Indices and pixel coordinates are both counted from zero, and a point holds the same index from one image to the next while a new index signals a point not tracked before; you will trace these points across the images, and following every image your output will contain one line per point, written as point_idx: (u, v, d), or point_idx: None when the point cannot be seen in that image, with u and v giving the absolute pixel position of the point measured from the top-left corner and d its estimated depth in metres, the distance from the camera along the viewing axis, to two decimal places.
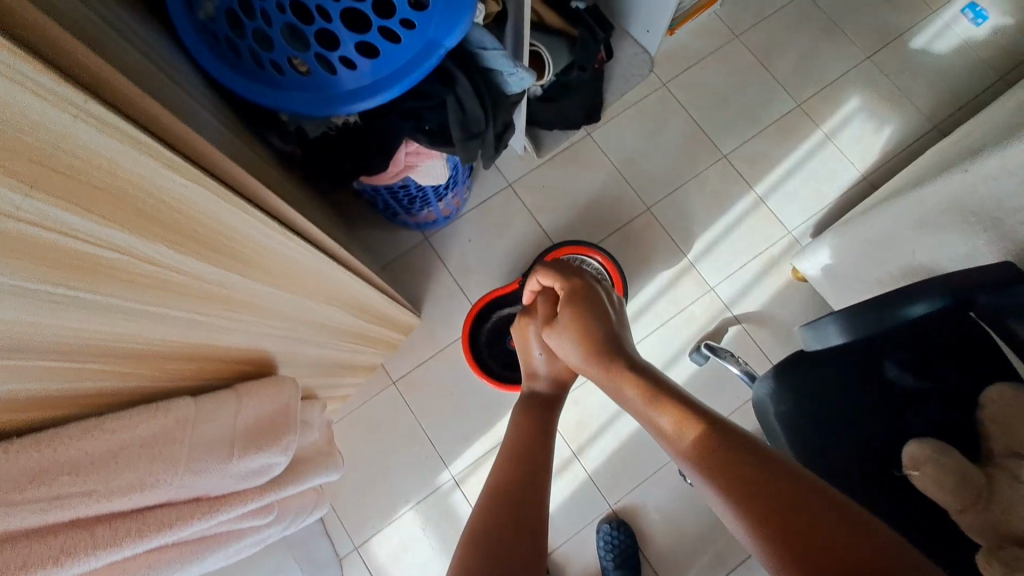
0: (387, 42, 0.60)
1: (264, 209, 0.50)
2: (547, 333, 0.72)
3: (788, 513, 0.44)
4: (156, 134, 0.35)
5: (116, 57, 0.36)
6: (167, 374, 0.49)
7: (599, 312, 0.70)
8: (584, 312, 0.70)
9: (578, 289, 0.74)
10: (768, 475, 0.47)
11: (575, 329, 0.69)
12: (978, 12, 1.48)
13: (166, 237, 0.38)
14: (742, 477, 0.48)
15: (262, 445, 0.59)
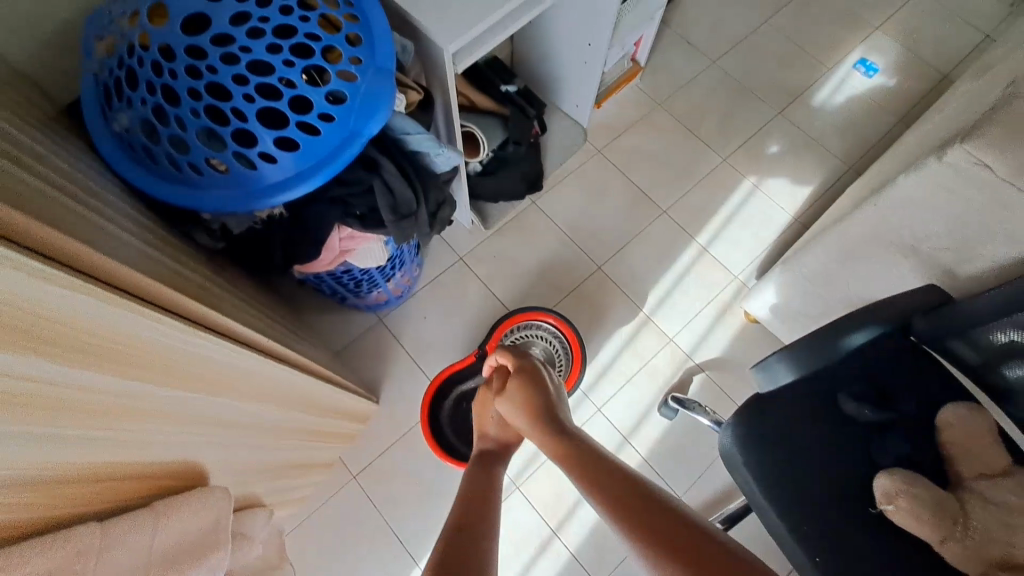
0: (307, 135, 0.62)
1: (158, 305, 0.49)
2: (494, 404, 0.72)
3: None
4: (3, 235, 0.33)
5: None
6: (65, 500, 0.44)
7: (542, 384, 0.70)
8: (527, 382, 0.70)
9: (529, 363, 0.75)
10: (694, 541, 0.47)
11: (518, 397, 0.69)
12: (866, 67, 1.66)
13: (43, 351, 0.36)
14: (669, 541, 0.47)
15: (185, 568, 0.53)
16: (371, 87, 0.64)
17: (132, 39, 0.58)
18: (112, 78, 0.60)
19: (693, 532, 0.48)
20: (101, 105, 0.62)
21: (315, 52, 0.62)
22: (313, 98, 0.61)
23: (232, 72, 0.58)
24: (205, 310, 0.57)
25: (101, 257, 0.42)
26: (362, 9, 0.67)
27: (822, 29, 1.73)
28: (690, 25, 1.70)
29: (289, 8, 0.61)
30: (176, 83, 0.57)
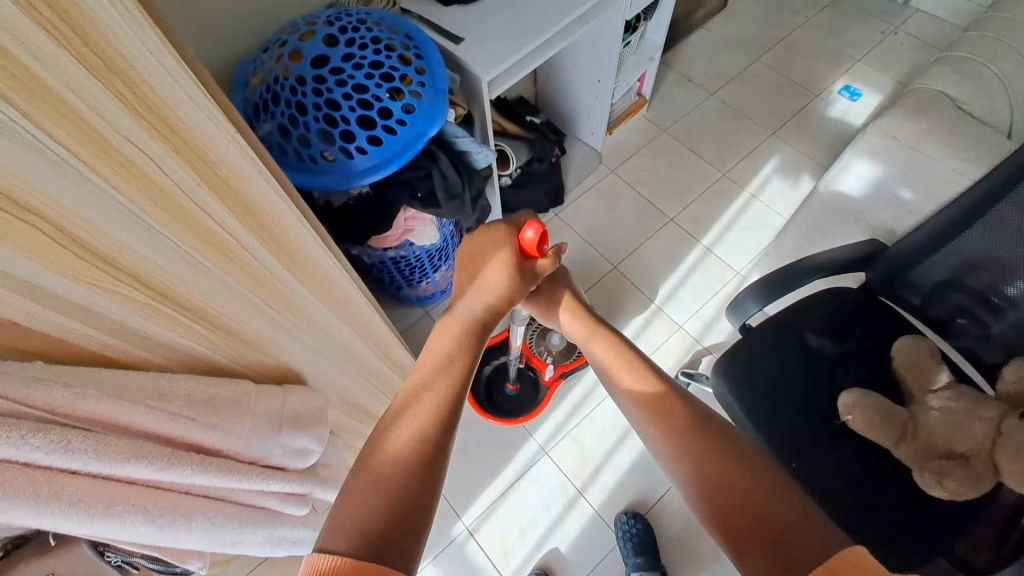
0: (389, 135, 0.88)
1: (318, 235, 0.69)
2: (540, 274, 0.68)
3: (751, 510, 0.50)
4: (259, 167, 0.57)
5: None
6: (237, 355, 0.67)
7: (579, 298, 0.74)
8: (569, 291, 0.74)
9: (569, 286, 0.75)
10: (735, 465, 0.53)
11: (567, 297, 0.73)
12: (850, 93, 1.87)
13: (262, 238, 0.58)
14: (720, 475, 0.53)
15: (302, 429, 0.74)
16: (433, 102, 0.90)
17: (277, 73, 0.85)
18: (261, 99, 0.88)
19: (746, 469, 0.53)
20: (250, 118, 0.90)
21: (396, 78, 0.88)
22: (394, 109, 0.87)
23: (342, 92, 0.85)
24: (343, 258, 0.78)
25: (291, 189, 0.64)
26: (426, 50, 0.94)
27: (808, 64, 1.97)
28: (690, 65, 1.97)
29: (379, 50, 0.88)
30: (306, 100, 0.84)
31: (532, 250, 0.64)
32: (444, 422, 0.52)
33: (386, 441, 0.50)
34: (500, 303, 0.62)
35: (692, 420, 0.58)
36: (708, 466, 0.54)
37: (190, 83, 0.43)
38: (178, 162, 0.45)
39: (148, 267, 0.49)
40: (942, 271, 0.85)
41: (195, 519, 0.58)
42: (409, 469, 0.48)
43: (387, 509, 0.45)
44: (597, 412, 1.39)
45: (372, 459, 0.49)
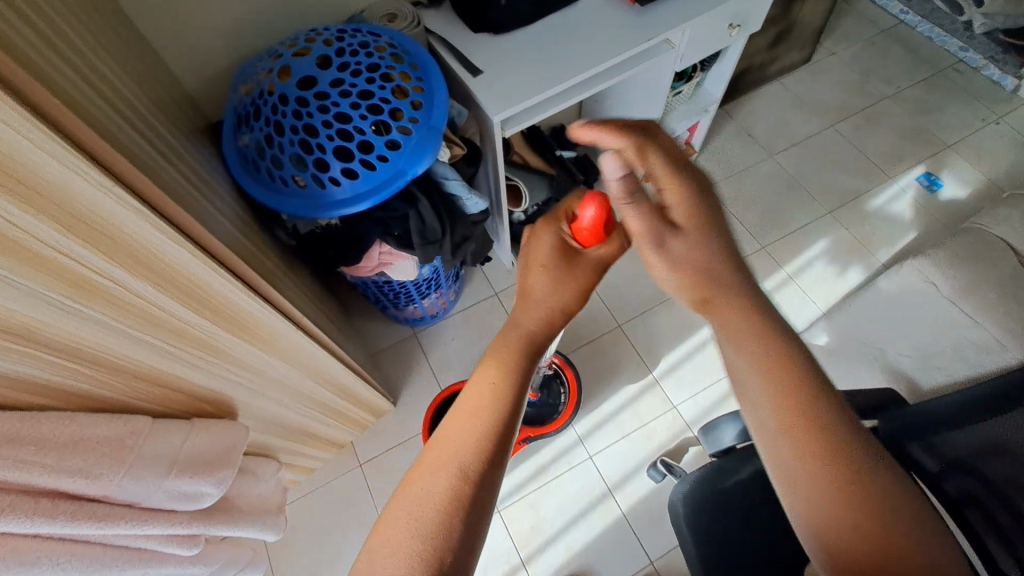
0: (366, 169, 0.82)
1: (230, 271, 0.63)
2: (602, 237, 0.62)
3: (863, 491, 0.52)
4: (161, 208, 0.51)
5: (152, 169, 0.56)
6: (136, 392, 0.63)
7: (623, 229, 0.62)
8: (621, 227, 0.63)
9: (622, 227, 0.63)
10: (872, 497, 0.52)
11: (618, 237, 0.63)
12: (929, 181, 1.67)
13: (152, 280, 0.53)
14: (841, 480, 0.52)
15: (198, 474, 0.69)
16: (422, 141, 0.83)
17: (263, 87, 0.82)
18: (245, 110, 0.84)
19: (880, 463, 0.54)
20: (234, 128, 0.87)
21: (385, 111, 0.82)
22: (376, 143, 0.81)
23: (323, 118, 0.80)
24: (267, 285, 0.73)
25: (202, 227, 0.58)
26: (429, 84, 0.88)
27: (888, 141, 1.77)
28: (753, 120, 1.81)
29: (373, 79, 0.83)
30: (284, 120, 0.80)
31: (593, 232, 0.60)
32: (486, 464, 0.54)
33: (436, 458, 0.54)
34: (550, 317, 0.61)
35: (821, 433, 0.53)
36: (847, 518, 0.51)
37: (46, 140, 0.38)
38: (36, 217, 0.41)
39: (6, 315, 0.45)
40: (966, 451, 0.70)
41: (43, 569, 0.55)
42: (457, 506, 0.51)
43: (436, 550, 0.49)
44: (562, 480, 1.30)
45: (419, 488, 0.52)
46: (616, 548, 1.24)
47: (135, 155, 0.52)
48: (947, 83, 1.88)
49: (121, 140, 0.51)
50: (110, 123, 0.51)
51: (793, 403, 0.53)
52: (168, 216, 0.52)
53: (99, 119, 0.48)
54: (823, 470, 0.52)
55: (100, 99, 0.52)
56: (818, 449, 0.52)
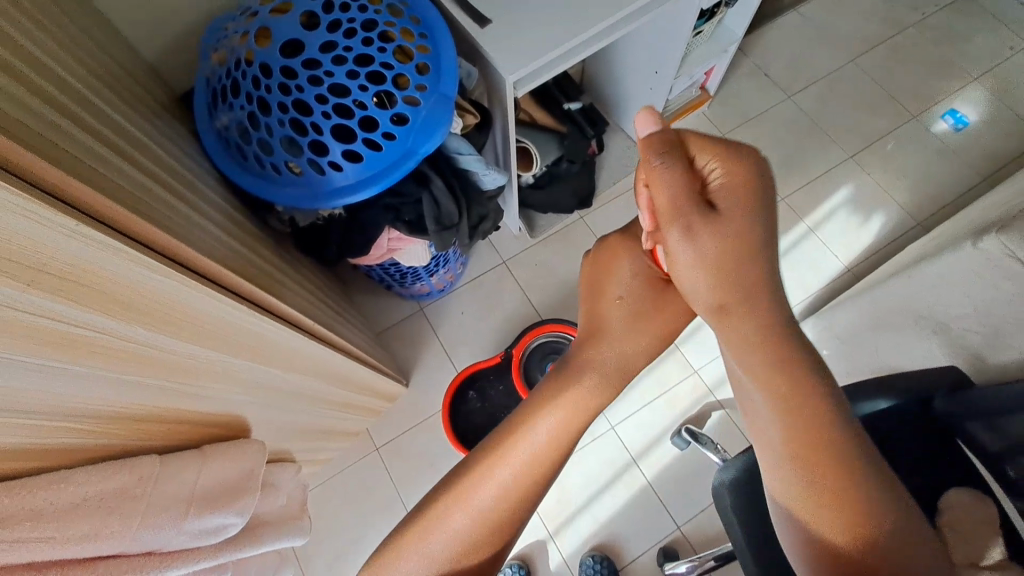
0: (371, 150, 0.71)
1: (220, 289, 0.56)
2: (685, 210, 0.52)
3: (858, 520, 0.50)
4: (82, 206, 0.39)
5: (111, 179, 0.44)
6: (139, 433, 0.55)
7: (741, 210, 0.53)
8: (730, 194, 0.53)
9: (736, 187, 0.53)
10: (834, 450, 0.51)
11: (717, 222, 0.52)
12: (954, 119, 1.58)
13: (142, 321, 0.47)
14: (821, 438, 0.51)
15: (217, 507, 0.63)
16: (433, 112, 0.72)
17: (239, 56, 0.69)
18: (220, 85, 0.72)
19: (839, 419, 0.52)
20: (209, 106, 0.74)
21: (388, 80, 0.70)
22: (380, 118, 0.70)
23: (316, 92, 0.67)
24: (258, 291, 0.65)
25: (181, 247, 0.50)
26: (435, 42, 0.75)
27: (912, 74, 1.65)
28: (770, 57, 1.67)
29: (370, 40, 0.70)
30: (269, 96, 0.68)
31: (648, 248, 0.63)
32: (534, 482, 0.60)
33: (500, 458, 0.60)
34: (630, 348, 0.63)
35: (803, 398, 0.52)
36: (809, 467, 0.51)
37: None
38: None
39: None
40: None
41: None
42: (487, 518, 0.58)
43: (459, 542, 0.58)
44: (585, 452, 1.28)
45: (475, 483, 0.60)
46: (642, 516, 1.24)
47: (82, 165, 0.41)
48: (974, 8, 1.75)
49: (62, 145, 0.40)
50: (48, 125, 0.39)
51: (783, 383, 0.53)
52: (96, 215, 0.41)
53: (20, 114, 0.36)
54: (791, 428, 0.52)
55: (31, 93, 0.40)
56: (798, 414, 0.52)
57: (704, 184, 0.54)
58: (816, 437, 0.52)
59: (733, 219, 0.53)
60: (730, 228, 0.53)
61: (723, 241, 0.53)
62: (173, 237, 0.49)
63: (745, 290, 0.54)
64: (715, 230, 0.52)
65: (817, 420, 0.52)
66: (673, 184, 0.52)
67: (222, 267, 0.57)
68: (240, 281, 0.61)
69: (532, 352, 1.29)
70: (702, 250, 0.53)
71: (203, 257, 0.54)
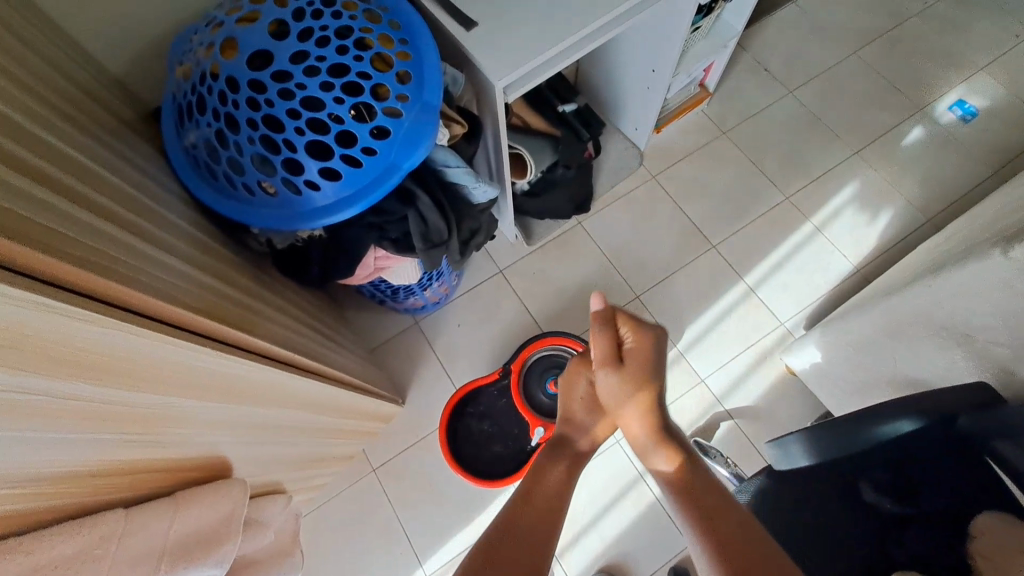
0: (349, 167, 0.65)
1: (178, 328, 0.51)
2: (603, 369, 0.71)
3: (753, 569, 0.49)
4: (12, 266, 0.34)
5: (44, 219, 0.39)
6: (100, 488, 0.50)
7: (644, 369, 0.70)
8: (636, 357, 0.70)
9: (644, 351, 0.70)
10: (736, 520, 0.54)
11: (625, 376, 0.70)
12: (963, 110, 1.52)
13: (82, 375, 0.41)
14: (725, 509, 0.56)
15: (194, 560, 0.58)
16: (416, 124, 0.67)
17: (204, 69, 0.64)
18: (186, 101, 0.67)
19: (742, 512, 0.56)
20: (176, 123, 0.69)
21: (366, 90, 0.65)
22: (358, 133, 0.65)
23: (287, 107, 0.62)
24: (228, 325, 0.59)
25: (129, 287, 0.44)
26: (416, 48, 0.70)
27: (917, 65, 1.60)
28: (770, 51, 1.62)
29: (345, 48, 0.65)
30: (237, 112, 0.62)
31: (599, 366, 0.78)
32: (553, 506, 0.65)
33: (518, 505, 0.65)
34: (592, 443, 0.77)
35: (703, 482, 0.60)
36: (706, 524, 0.55)
37: None
38: None
39: None
40: None
41: None
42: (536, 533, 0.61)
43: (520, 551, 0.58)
44: (589, 469, 1.23)
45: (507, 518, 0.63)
46: (650, 534, 1.19)
47: (15, 212, 0.36)
48: None
49: None
50: None
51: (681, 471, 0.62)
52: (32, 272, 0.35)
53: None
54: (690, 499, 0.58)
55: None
56: (698, 489, 0.59)
57: (621, 345, 0.72)
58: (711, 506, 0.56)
59: (641, 361, 0.70)
60: (635, 375, 0.69)
61: (630, 392, 0.69)
62: (127, 280, 0.44)
63: (651, 416, 0.68)
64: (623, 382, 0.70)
65: (715, 500, 0.57)
66: (598, 349, 0.71)
67: (187, 304, 0.53)
68: (210, 318, 0.56)
69: (532, 366, 1.23)
70: (613, 396, 0.71)
71: (158, 294, 0.48)
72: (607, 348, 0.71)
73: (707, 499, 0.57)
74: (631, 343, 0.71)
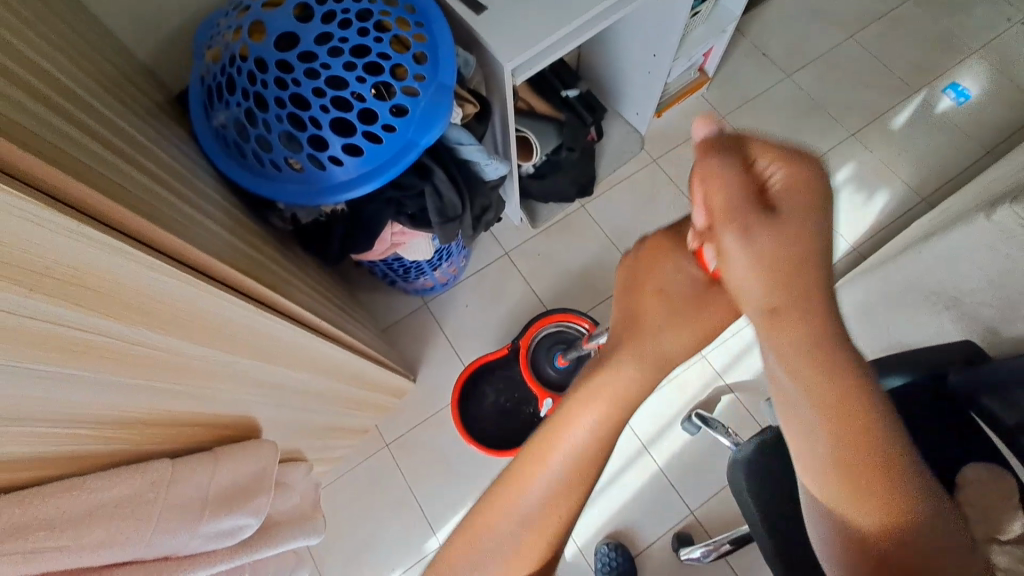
0: (371, 143, 0.69)
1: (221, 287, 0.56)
2: (732, 233, 0.46)
3: (915, 563, 0.42)
4: (90, 214, 0.39)
5: (111, 178, 0.44)
6: (150, 437, 0.55)
7: (806, 215, 0.46)
8: (787, 210, 0.46)
9: (794, 178, 0.46)
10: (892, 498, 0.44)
11: (772, 242, 0.45)
12: (956, 93, 1.56)
13: (144, 322, 0.46)
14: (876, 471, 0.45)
15: (231, 509, 0.62)
16: (432, 102, 0.71)
17: (233, 51, 0.67)
18: (215, 82, 0.70)
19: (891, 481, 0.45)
20: (205, 104, 0.73)
21: (385, 70, 0.69)
22: (379, 111, 0.69)
23: (312, 86, 0.66)
24: (260, 290, 0.63)
25: (182, 243, 0.49)
26: (432, 31, 0.74)
27: (912, 48, 1.63)
28: (768, 36, 1.65)
29: (366, 30, 0.69)
30: (266, 92, 0.66)
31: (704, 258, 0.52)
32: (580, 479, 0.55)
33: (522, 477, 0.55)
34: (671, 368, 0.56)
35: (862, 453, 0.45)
36: (847, 498, 0.45)
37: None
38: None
39: None
40: None
41: None
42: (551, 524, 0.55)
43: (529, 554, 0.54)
44: None
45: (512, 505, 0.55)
46: (655, 503, 1.24)
47: (82, 165, 0.39)
48: None
49: (59, 145, 0.38)
50: (44, 124, 0.38)
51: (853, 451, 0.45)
52: (98, 216, 0.39)
53: (14, 114, 0.35)
54: (834, 465, 0.46)
55: (25, 92, 0.39)
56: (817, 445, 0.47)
57: (765, 186, 0.47)
58: (866, 480, 0.45)
59: (804, 220, 0.46)
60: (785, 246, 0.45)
61: (783, 259, 0.45)
62: (180, 238, 0.49)
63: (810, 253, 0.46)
64: (761, 256, 0.46)
65: (868, 462, 0.45)
66: (727, 187, 0.46)
67: (227, 267, 0.57)
68: (243, 282, 0.60)
69: (538, 342, 1.28)
70: (742, 238, 0.46)
71: (205, 253, 0.53)
72: (712, 207, 0.47)
73: (859, 474, 0.45)
74: (766, 150, 0.46)
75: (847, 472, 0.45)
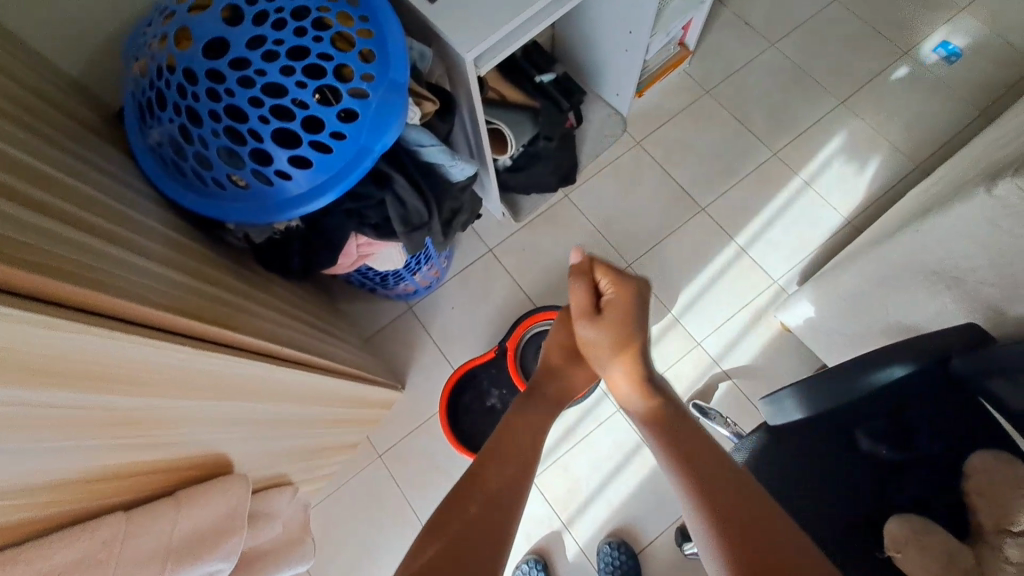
0: (320, 153, 0.64)
1: (158, 328, 0.50)
2: (583, 323, 0.80)
3: (752, 539, 0.50)
4: None
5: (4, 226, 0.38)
6: (98, 493, 0.51)
7: (626, 318, 0.78)
8: (615, 310, 0.78)
9: (623, 295, 0.79)
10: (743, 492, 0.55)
11: (604, 329, 0.78)
12: (947, 51, 1.49)
13: (61, 382, 0.41)
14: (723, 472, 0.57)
15: (198, 557, 0.58)
16: (384, 103, 0.65)
17: (160, 62, 0.62)
18: (145, 97, 0.65)
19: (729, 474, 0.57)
20: (139, 121, 0.67)
21: (328, 72, 0.63)
22: (325, 117, 0.63)
23: (248, 95, 0.61)
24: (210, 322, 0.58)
25: (101, 289, 0.44)
26: (379, 25, 0.68)
27: (900, 7, 1.56)
28: (749, 3, 1.58)
29: (304, 30, 0.63)
30: (198, 105, 0.61)
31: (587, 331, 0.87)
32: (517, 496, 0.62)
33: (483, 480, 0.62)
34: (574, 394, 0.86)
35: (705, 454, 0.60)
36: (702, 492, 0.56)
37: None
38: None
39: None
40: None
41: None
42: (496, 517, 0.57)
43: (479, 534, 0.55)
44: (591, 440, 1.24)
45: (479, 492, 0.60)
46: (656, 498, 1.21)
47: None
48: None
49: None
50: None
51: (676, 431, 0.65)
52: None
53: None
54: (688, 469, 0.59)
55: None
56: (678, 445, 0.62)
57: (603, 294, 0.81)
58: (712, 477, 0.57)
59: (622, 315, 0.78)
60: (611, 327, 0.77)
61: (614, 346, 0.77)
62: (99, 283, 0.44)
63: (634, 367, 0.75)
64: (602, 334, 0.78)
65: (715, 466, 0.58)
66: (579, 299, 0.81)
67: (167, 305, 0.52)
68: (187, 317, 0.55)
69: (528, 342, 1.23)
70: (591, 334, 0.79)
71: (134, 294, 0.48)
72: (582, 293, 0.80)
73: (706, 474, 0.57)
74: (608, 273, 0.81)
75: (699, 469, 0.58)
